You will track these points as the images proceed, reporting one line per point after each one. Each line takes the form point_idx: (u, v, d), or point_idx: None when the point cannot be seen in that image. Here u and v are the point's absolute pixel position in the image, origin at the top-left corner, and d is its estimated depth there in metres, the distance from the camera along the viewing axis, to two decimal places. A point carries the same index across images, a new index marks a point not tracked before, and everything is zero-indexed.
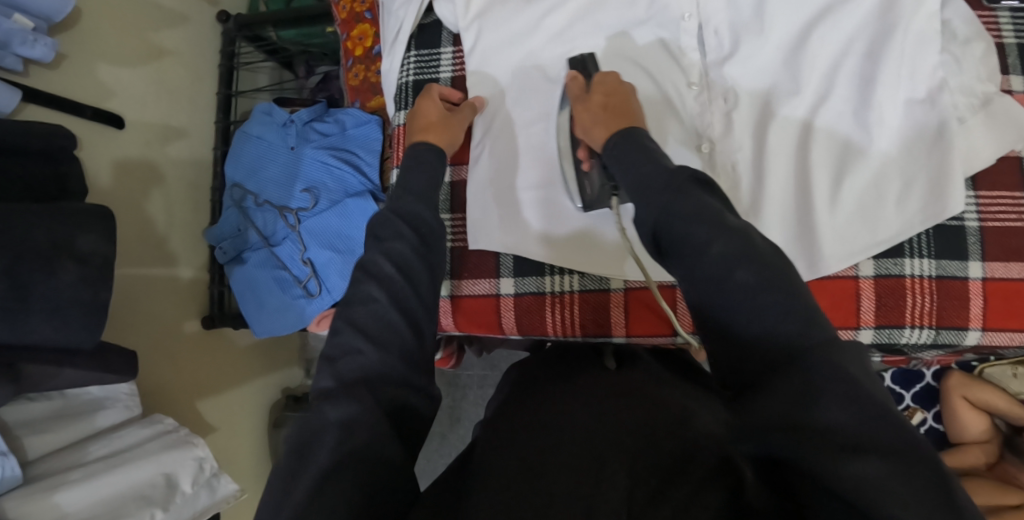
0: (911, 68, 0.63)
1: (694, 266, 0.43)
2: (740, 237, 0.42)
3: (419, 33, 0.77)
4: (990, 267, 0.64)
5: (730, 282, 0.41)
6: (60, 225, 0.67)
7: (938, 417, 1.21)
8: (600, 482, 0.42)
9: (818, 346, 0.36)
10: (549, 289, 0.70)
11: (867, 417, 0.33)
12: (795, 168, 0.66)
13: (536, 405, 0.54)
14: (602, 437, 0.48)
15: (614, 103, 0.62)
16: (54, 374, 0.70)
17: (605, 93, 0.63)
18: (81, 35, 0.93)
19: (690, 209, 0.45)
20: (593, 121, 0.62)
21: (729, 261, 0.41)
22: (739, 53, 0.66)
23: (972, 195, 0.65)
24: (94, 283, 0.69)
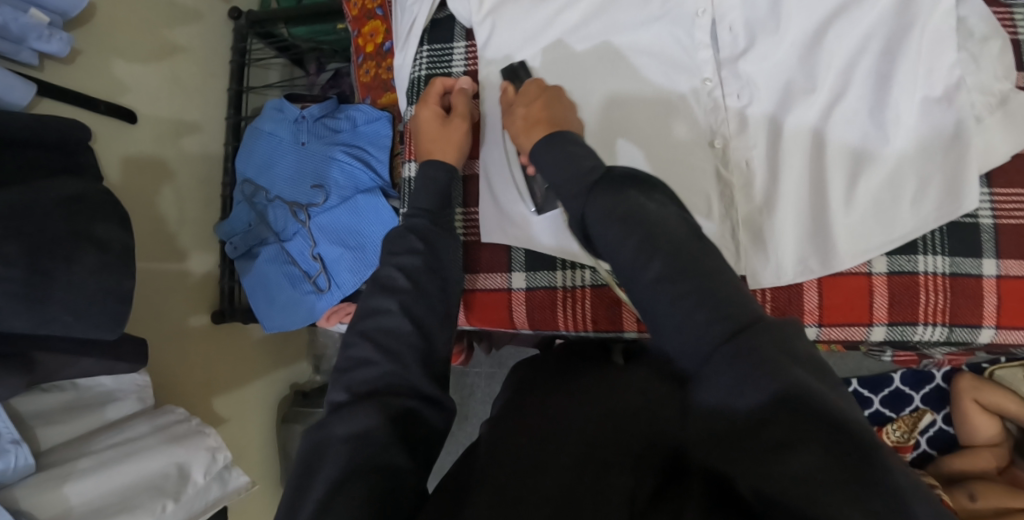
0: (928, 66, 0.62)
1: (618, 266, 0.46)
2: (652, 229, 0.44)
3: (432, 28, 0.77)
4: (1005, 265, 0.63)
5: (643, 279, 0.43)
6: (73, 215, 0.67)
7: (948, 419, 1.20)
8: (601, 491, 0.41)
9: (735, 338, 0.38)
10: (561, 283, 0.70)
11: (793, 411, 0.34)
12: (808, 167, 0.65)
13: (540, 406, 0.53)
14: (583, 430, 0.48)
15: (534, 112, 0.62)
16: (74, 363, 0.73)
17: (529, 100, 0.63)
18: (96, 31, 0.94)
19: (605, 208, 0.46)
20: (517, 126, 0.63)
21: (643, 257, 0.44)
22: (753, 50, 0.66)
23: (987, 192, 0.64)
24: (114, 269, 0.70)
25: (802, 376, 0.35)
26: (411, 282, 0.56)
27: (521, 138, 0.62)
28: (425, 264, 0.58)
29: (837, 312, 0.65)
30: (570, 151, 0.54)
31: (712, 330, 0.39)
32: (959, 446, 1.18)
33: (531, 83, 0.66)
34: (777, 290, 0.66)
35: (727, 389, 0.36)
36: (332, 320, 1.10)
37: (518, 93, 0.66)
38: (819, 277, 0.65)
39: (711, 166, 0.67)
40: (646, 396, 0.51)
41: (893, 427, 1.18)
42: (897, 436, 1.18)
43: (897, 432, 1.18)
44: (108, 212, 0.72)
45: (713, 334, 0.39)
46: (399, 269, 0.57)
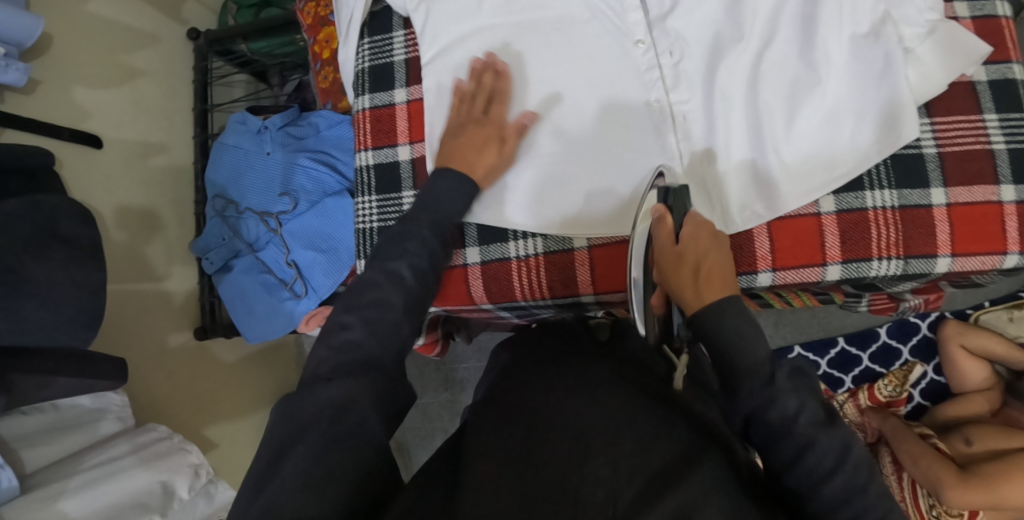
0: (852, 4, 0.64)
1: (789, 439, 0.46)
2: (838, 438, 0.46)
3: (371, 20, 0.77)
4: (953, 192, 0.64)
5: (811, 454, 0.45)
6: (41, 212, 0.69)
7: (938, 370, 1.19)
8: (584, 485, 0.42)
9: None
10: (514, 253, 0.71)
11: None
12: (750, 118, 0.65)
13: (530, 397, 0.53)
14: (577, 423, 0.48)
15: (709, 265, 0.57)
16: (50, 384, 0.72)
17: (700, 250, 0.58)
18: (55, 58, 0.96)
19: (792, 407, 0.47)
20: (681, 277, 0.58)
21: (826, 464, 0.45)
22: (680, 6, 0.67)
23: (927, 121, 0.65)
24: (81, 261, 0.72)
25: None
26: (415, 278, 0.57)
27: (685, 293, 0.57)
28: (430, 264, 0.58)
29: (789, 254, 0.65)
30: (741, 326, 0.53)
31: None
32: (952, 395, 1.18)
33: (694, 223, 0.60)
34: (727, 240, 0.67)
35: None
36: (311, 324, 1.07)
37: (680, 237, 0.60)
38: (768, 222, 0.65)
39: (650, 121, 0.67)
40: (639, 388, 0.52)
41: (884, 382, 1.18)
42: (889, 392, 1.17)
43: (887, 387, 1.17)
44: (76, 212, 0.74)
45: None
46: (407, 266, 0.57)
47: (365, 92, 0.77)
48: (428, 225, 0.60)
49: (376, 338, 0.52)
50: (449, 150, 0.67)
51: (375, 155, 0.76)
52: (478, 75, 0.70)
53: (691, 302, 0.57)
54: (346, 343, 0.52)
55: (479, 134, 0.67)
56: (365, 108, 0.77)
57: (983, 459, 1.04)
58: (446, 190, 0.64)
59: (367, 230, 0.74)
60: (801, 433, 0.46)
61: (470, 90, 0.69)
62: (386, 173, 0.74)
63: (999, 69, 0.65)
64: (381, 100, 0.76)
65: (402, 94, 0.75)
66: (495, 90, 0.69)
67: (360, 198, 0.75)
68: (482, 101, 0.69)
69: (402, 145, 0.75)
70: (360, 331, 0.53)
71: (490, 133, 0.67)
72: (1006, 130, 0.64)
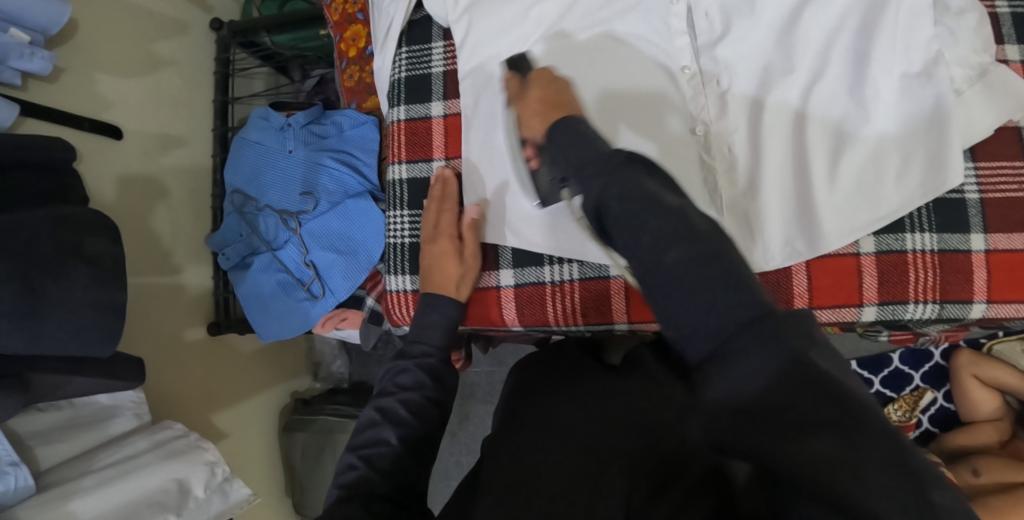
0: (905, 41, 0.63)
1: (626, 232, 0.42)
2: (670, 214, 0.41)
3: (410, 29, 0.76)
4: (992, 239, 0.64)
5: (647, 238, 0.41)
6: (63, 229, 0.67)
7: (948, 397, 1.20)
8: (597, 494, 0.46)
9: (754, 319, 0.35)
10: (549, 278, 0.70)
11: (803, 383, 0.32)
12: (660, 100, 0.67)
13: (538, 406, 0.56)
14: (586, 449, 0.49)
15: (549, 95, 0.58)
16: (68, 382, 0.72)
17: (540, 86, 0.60)
18: (78, 46, 0.94)
19: (635, 185, 0.43)
20: (529, 115, 0.59)
21: (664, 240, 0.40)
22: (730, 34, 0.65)
23: (972, 166, 0.65)
24: (105, 285, 0.70)
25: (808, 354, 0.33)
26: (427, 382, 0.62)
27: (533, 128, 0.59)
28: (423, 397, 0.61)
29: (827, 293, 0.65)
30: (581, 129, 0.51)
31: (736, 312, 0.36)
32: (961, 423, 1.19)
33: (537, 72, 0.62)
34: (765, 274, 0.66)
35: (748, 370, 0.33)
36: (327, 326, 1.10)
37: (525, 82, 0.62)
38: (807, 260, 0.65)
39: (693, 152, 0.66)
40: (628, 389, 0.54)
41: (894, 407, 1.18)
42: (898, 416, 1.17)
43: (898, 412, 1.18)
44: (98, 229, 0.72)
45: (738, 317, 0.36)
46: (401, 403, 0.61)
47: (400, 103, 0.75)
48: (417, 364, 0.63)
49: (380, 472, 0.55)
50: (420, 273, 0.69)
51: (409, 168, 0.75)
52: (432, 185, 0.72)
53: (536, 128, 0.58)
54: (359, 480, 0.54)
55: (441, 247, 0.69)
56: (400, 119, 0.75)
57: (989, 491, 1.06)
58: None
59: (399, 244, 0.74)
60: (653, 210, 0.41)
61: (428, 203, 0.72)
62: (420, 188, 0.74)
63: None
64: (417, 112, 0.75)
65: (439, 107, 0.74)
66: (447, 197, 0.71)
67: (392, 211, 0.75)
68: (435, 209, 0.71)
69: (437, 160, 0.74)
70: (366, 471, 0.55)
71: (449, 247, 0.68)
72: None
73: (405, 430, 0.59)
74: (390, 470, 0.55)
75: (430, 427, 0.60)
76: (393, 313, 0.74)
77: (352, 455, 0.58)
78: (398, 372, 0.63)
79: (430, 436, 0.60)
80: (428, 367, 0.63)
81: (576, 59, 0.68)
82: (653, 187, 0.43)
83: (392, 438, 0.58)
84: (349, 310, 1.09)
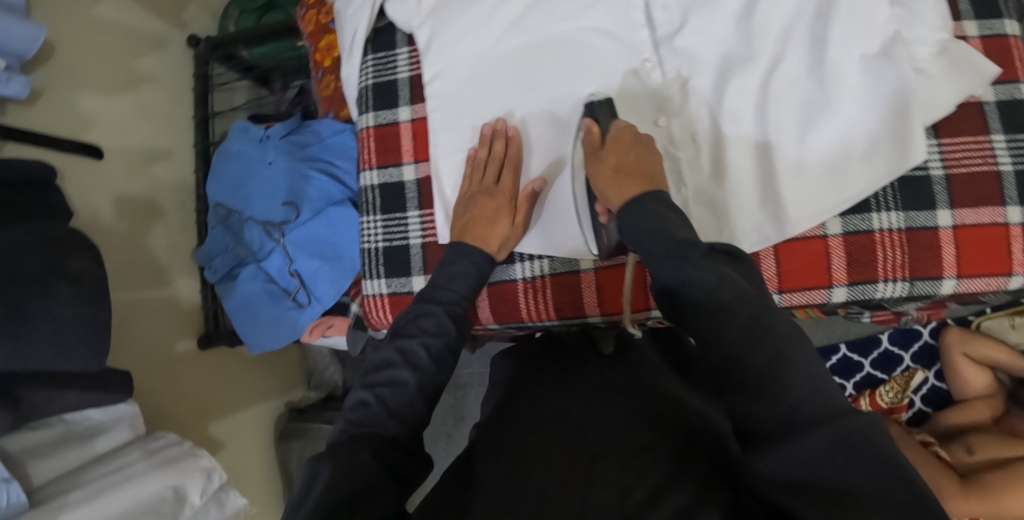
0: (864, 23, 0.63)
1: (702, 315, 0.43)
2: (753, 308, 0.42)
3: (375, 36, 0.76)
4: (959, 214, 0.64)
5: (728, 333, 0.41)
6: (45, 244, 0.68)
7: (939, 376, 1.20)
8: (593, 485, 0.46)
9: (821, 412, 0.38)
10: (521, 274, 0.71)
11: (861, 470, 0.36)
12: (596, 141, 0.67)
13: (540, 404, 0.56)
14: (582, 429, 0.51)
15: (627, 162, 0.56)
16: (58, 397, 0.72)
17: (619, 151, 0.57)
18: (56, 67, 0.94)
19: (711, 276, 0.43)
20: (604, 178, 0.57)
21: (744, 332, 0.41)
22: (690, 25, 0.65)
23: (935, 143, 0.65)
24: (91, 301, 0.70)
25: (869, 436, 0.37)
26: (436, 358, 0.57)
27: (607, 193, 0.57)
28: (446, 344, 0.58)
29: (796, 277, 0.65)
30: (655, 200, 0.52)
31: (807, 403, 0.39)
32: (953, 401, 1.19)
33: (617, 128, 0.60)
34: None
35: (802, 452, 0.38)
36: (314, 333, 1.11)
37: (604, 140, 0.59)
38: (775, 245, 0.65)
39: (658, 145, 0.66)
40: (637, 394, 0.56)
41: (885, 388, 1.18)
42: (890, 398, 1.17)
43: (889, 393, 1.17)
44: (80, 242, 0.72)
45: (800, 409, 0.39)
46: (423, 346, 0.57)
47: (369, 109, 0.76)
48: (445, 309, 0.60)
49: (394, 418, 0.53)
50: (462, 225, 0.66)
51: (380, 174, 0.75)
52: (489, 141, 0.68)
53: (614, 198, 0.56)
54: (365, 417, 0.53)
55: (489, 205, 0.66)
56: (369, 125, 0.76)
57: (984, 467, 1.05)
58: (466, 264, 0.63)
59: (373, 249, 0.74)
60: (725, 305, 0.42)
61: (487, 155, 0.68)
62: (391, 193, 0.74)
63: (1007, 89, 0.66)
64: (385, 118, 0.75)
65: (407, 112, 0.75)
66: (507, 158, 0.68)
67: (364, 216, 0.75)
68: (508, 167, 0.67)
69: (407, 164, 0.74)
70: (377, 407, 0.54)
71: (502, 204, 0.66)
72: (1013, 151, 0.65)
73: (422, 375, 0.56)
74: (408, 415, 0.54)
75: (445, 376, 0.58)
76: (371, 317, 0.75)
77: (364, 390, 0.56)
78: (423, 313, 0.59)
79: (442, 383, 0.57)
80: (452, 314, 0.60)
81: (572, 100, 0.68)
82: (737, 282, 0.43)
83: (410, 380, 0.55)
84: (336, 316, 1.12)
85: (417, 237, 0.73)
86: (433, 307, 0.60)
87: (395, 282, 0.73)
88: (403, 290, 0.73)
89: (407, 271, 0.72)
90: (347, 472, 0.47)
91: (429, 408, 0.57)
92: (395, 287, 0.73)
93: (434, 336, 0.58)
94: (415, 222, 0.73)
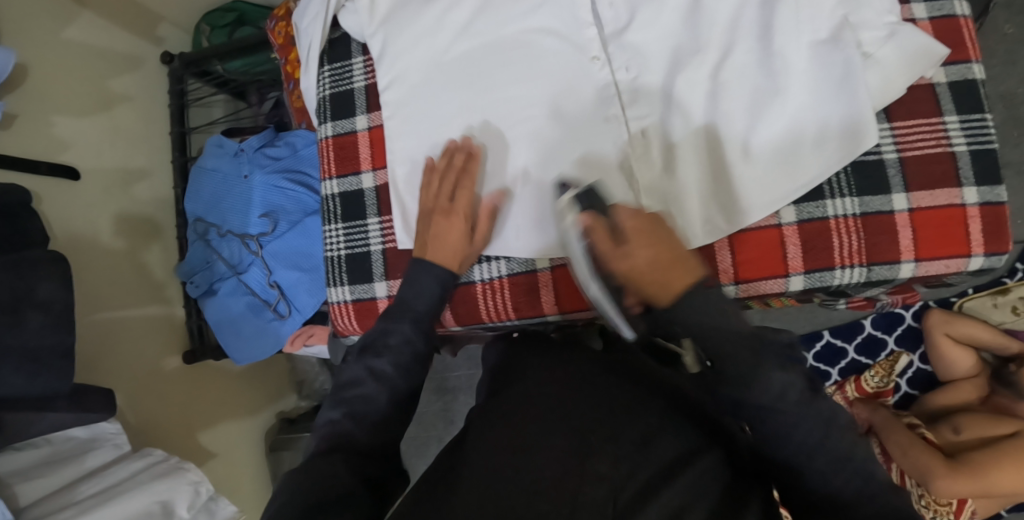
0: (811, 11, 0.63)
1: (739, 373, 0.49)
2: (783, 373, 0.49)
3: (331, 47, 0.77)
4: (915, 197, 0.64)
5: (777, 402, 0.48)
6: (17, 275, 0.69)
7: (924, 358, 1.20)
8: (585, 478, 0.44)
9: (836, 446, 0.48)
10: (478, 276, 0.71)
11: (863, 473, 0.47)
12: (532, 152, 0.68)
13: (528, 386, 0.54)
14: (582, 417, 0.49)
15: (661, 254, 0.51)
16: (38, 420, 0.73)
17: (646, 242, 0.50)
18: (30, 92, 0.94)
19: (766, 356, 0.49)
20: (646, 274, 0.50)
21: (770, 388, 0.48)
22: (637, 21, 0.65)
23: (888, 126, 0.65)
24: (57, 328, 0.72)
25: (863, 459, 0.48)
26: (395, 367, 0.58)
27: (658, 290, 0.50)
28: (414, 357, 0.59)
29: (751, 267, 0.66)
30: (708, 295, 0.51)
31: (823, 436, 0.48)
32: (939, 383, 1.18)
33: (632, 214, 0.52)
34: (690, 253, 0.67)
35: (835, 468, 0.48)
36: (296, 343, 1.13)
37: (620, 232, 0.51)
38: (729, 235, 0.65)
39: (609, 141, 0.66)
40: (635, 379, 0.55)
41: (871, 373, 1.17)
42: (876, 383, 1.16)
43: (874, 378, 1.16)
44: (53, 271, 0.73)
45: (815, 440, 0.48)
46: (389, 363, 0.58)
47: (327, 119, 0.77)
48: (408, 319, 0.61)
49: (364, 428, 0.55)
50: (426, 244, 0.66)
51: (340, 183, 0.76)
52: (450, 155, 0.68)
53: (662, 296, 0.51)
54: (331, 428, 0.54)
55: (451, 226, 0.66)
56: (329, 135, 0.77)
57: (970, 446, 1.05)
58: (421, 274, 0.64)
59: (336, 257, 0.75)
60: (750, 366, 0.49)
61: (450, 170, 0.68)
62: (351, 201, 0.75)
63: (959, 70, 0.66)
64: (343, 127, 0.76)
65: (364, 121, 0.75)
66: (468, 173, 0.67)
67: (327, 225, 0.76)
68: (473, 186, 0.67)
69: (365, 173, 0.75)
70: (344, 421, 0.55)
71: (460, 222, 0.66)
72: (966, 132, 0.65)
73: (387, 382, 0.57)
74: (370, 423, 0.55)
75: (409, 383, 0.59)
76: (338, 324, 0.76)
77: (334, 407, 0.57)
78: (390, 331, 0.59)
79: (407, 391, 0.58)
80: (420, 328, 0.60)
81: (527, 151, 0.68)
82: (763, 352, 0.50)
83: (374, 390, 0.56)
84: (316, 326, 1.12)
85: (377, 244, 0.73)
86: (402, 324, 0.59)
87: (359, 289, 0.74)
88: (367, 296, 0.74)
89: (369, 277, 0.73)
90: (317, 480, 0.47)
91: (396, 418, 0.57)
92: (359, 293, 0.74)
93: (397, 351, 0.58)
94: (375, 228, 0.74)
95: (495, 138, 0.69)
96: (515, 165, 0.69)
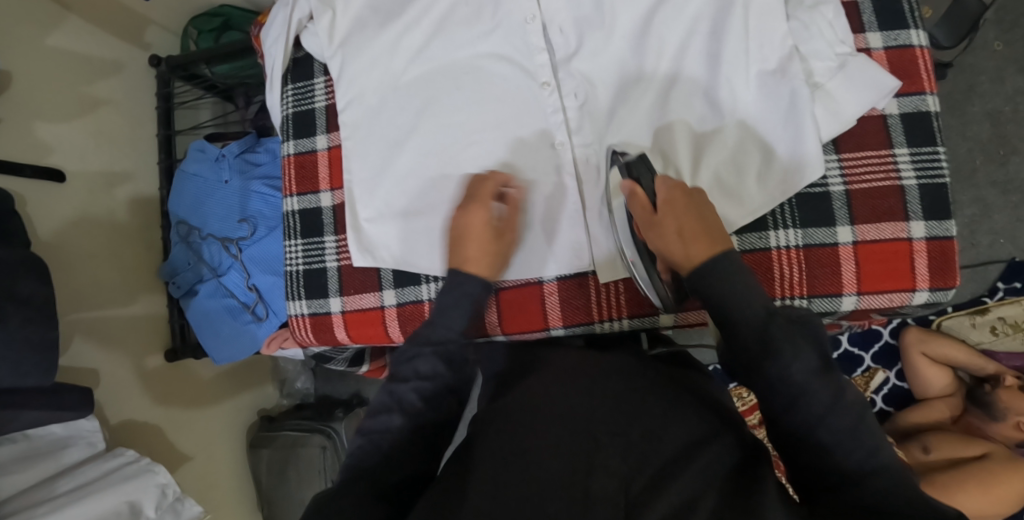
0: (760, 41, 0.63)
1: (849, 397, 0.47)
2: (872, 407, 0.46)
3: (294, 66, 0.78)
4: (860, 230, 0.64)
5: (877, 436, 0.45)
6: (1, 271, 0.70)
7: (901, 375, 1.18)
8: (593, 474, 0.43)
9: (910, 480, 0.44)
10: (427, 295, 0.72)
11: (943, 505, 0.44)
12: (454, 176, 0.70)
13: (528, 390, 0.53)
14: (586, 416, 0.48)
15: (690, 225, 0.55)
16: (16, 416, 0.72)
17: (676, 212, 0.56)
18: (13, 97, 0.97)
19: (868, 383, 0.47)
20: (668, 241, 0.56)
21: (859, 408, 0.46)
22: (586, 48, 0.66)
23: (835, 158, 0.65)
24: None
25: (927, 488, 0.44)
26: None
27: (676, 256, 0.55)
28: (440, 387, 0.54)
29: None
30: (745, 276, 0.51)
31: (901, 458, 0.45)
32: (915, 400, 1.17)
33: (667, 185, 0.58)
34: (629, 280, 0.68)
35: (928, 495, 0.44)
36: (272, 346, 1.13)
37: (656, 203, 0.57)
38: None
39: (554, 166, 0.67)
40: (634, 374, 0.55)
41: None
42: None
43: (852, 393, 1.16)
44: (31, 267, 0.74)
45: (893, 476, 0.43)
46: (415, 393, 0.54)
47: (289, 137, 0.78)
48: None
49: None
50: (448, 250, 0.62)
51: (300, 200, 0.77)
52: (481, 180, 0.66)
53: (683, 264, 0.55)
54: None
55: (473, 218, 0.62)
56: (290, 153, 0.79)
57: (939, 467, 1.05)
58: None
59: (294, 273, 0.77)
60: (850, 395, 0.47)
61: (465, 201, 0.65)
62: (309, 219, 0.77)
63: (912, 101, 0.65)
64: (304, 146, 0.78)
65: (323, 140, 0.77)
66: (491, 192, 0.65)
67: (287, 241, 0.78)
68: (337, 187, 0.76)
69: (324, 192, 0.77)
70: None
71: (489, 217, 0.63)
72: (916, 164, 0.64)
73: None
74: None
75: None
76: (297, 335, 0.79)
77: None
78: (417, 355, 0.55)
79: None
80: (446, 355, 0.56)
81: (455, 174, 0.70)
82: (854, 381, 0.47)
83: None
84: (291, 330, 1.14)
85: (332, 261, 0.75)
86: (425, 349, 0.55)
87: (315, 303, 0.76)
88: (322, 310, 0.76)
89: (324, 292, 0.75)
90: None
91: None
92: (315, 307, 0.76)
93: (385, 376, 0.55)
94: (331, 245, 0.76)
95: (430, 160, 0.71)
96: (463, 185, 0.70)
